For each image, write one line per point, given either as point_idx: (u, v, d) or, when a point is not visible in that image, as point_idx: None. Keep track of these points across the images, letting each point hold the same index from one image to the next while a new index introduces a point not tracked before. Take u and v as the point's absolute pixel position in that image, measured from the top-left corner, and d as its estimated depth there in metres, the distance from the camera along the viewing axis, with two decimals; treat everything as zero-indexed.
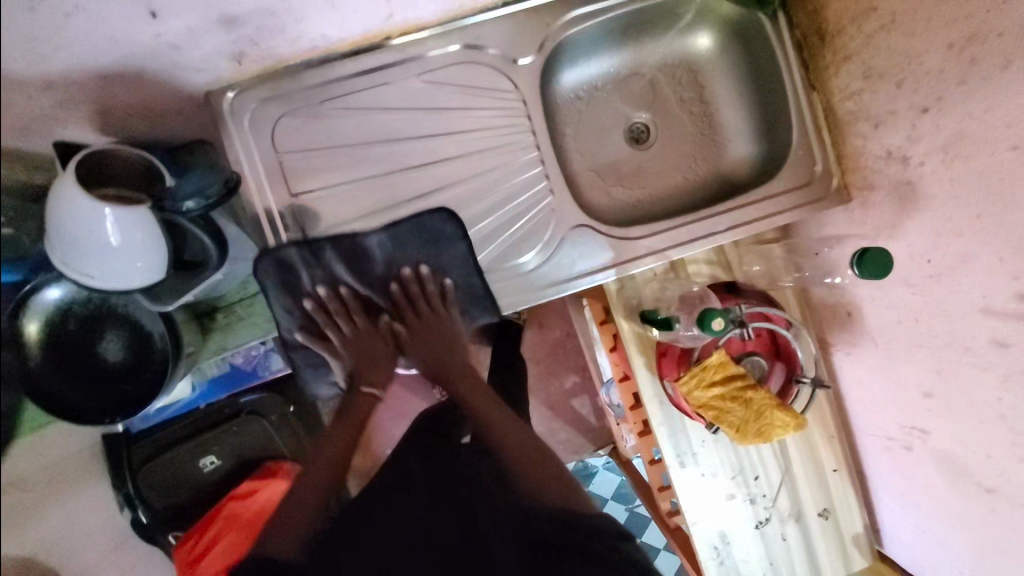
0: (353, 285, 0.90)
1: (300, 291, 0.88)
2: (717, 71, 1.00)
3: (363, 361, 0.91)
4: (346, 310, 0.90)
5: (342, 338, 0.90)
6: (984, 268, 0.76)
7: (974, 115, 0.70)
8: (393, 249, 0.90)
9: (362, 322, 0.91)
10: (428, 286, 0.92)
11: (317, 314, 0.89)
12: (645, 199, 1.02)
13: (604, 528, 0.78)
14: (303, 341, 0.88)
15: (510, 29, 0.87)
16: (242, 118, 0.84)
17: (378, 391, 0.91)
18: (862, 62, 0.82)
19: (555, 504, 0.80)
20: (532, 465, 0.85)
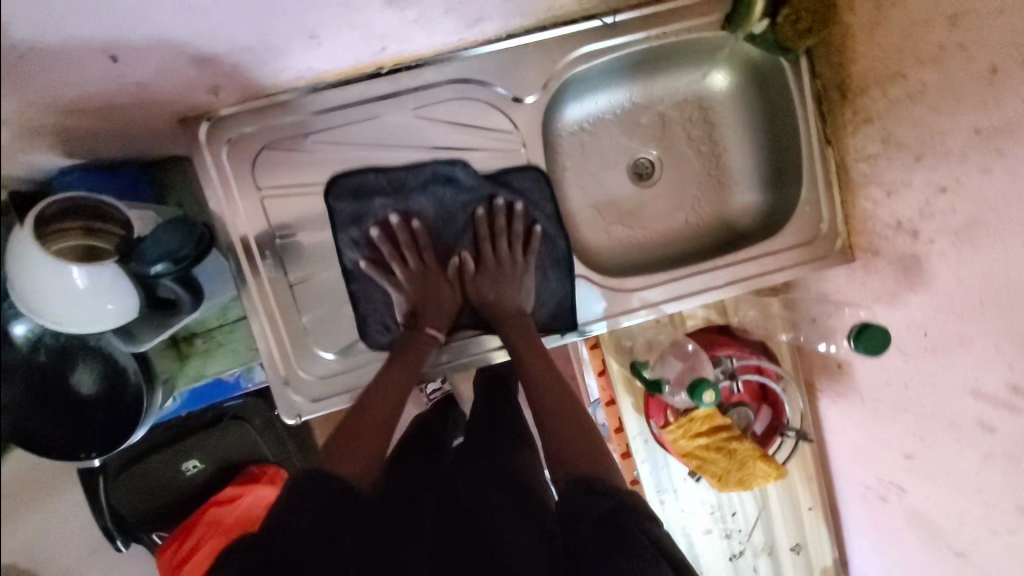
0: (428, 219, 0.86)
1: (378, 222, 0.84)
2: (730, 112, 0.96)
3: (431, 292, 0.85)
4: (417, 244, 0.85)
5: (412, 270, 0.85)
6: (980, 353, 0.75)
7: (991, 204, 0.67)
8: (471, 184, 0.85)
9: (433, 258, 0.86)
10: (503, 230, 0.87)
11: (385, 245, 0.84)
12: (643, 241, 0.98)
13: (625, 501, 0.60)
14: (366, 268, 0.83)
15: (513, 64, 0.81)
16: (221, 149, 0.78)
17: (439, 333, 0.83)
18: (882, 127, 0.78)
19: (586, 463, 0.67)
20: (578, 444, 0.70)
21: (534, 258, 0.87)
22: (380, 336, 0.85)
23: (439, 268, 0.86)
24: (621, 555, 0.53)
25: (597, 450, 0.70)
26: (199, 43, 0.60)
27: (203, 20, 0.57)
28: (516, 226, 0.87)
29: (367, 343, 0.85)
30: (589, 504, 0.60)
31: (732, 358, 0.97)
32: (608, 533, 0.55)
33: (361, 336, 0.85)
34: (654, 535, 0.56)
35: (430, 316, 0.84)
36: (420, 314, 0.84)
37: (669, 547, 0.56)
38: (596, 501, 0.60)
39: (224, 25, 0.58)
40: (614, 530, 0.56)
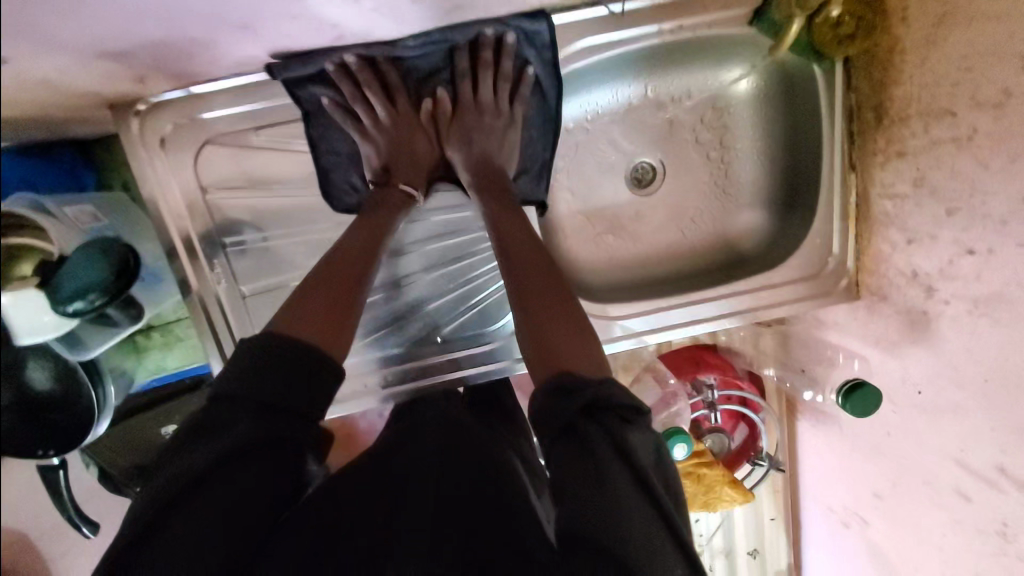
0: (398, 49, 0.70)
1: (344, 78, 0.69)
2: (749, 118, 0.83)
3: (407, 147, 0.73)
4: (386, 84, 0.71)
5: (384, 112, 0.72)
6: (972, 426, 0.71)
7: (1019, 282, 0.59)
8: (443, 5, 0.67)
9: (405, 103, 0.72)
10: (490, 72, 0.72)
11: (357, 84, 0.70)
12: (635, 257, 0.90)
13: (600, 393, 0.51)
14: (332, 114, 0.71)
15: None
16: (160, 141, 0.70)
17: (415, 193, 0.73)
18: (915, 166, 0.67)
19: (566, 345, 0.56)
20: (565, 318, 0.59)
21: (523, 107, 0.75)
22: (347, 197, 0.76)
23: (417, 112, 0.73)
24: (584, 482, 0.47)
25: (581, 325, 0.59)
26: (109, 44, 0.49)
27: (109, 24, 0.46)
28: (504, 35, 0.70)
29: (332, 201, 0.76)
30: (560, 403, 0.51)
31: (713, 387, 0.93)
32: (573, 444, 0.49)
33: (326, 196, 0.75)
34: (622, 438, 0.49)
35: (403, 167, 0.73)
36: (393, 171, 0.73)
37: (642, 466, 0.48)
38: (565, 400, 0.51)
39: (134, 26, 0.48)
40: (580, 438, 0.49)
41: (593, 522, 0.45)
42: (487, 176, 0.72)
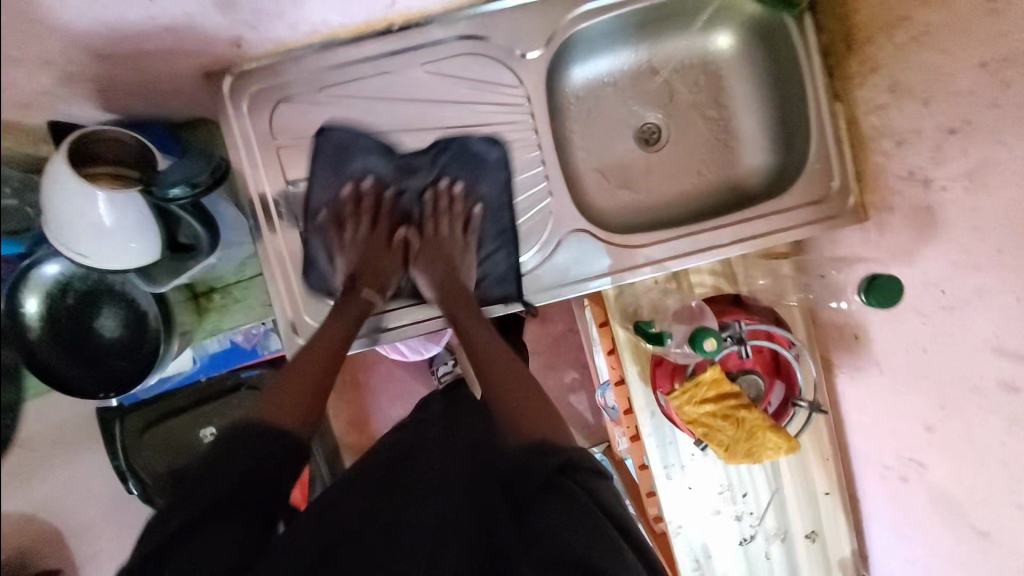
0: (387, 183, 0.88)
1: (340, 176, 0.86)
2: (736, 75, 0.96)
3: (374, 264, 0.86)
4: (371, 212, 0.87)
5: (359, 235, 0.87)
6: (999, 306, 0.72)
7: (998, 145, 0.67)
8: (422, 162, 0.87)
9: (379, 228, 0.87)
10: (451, 210, 0.88)
11: (346, 205, 0.86)
12: (646, 206, 0.99)
13: (570, 459, 0.70)
14: (322, 225, 0.86)
15: (518, 21, 0.84)
16: (241, 100, 0.83)
17: (376, 297, 0.85)
18: (890, 75, 0.77)
19: (538, 424, 0.74)
20: (534, 404, 0.77)
21: (474, 238, 0.88)
22: (322, 282, 0.86)
23: (385, 240, 0.88)
24: (560, 516, 0.63)
25: (544, 410, 0.76)
26: None
27: None
28: (475, 155, 0.87)
29: (306, 282, 0.86)
30: (538, 461, 0.68)
31: (741, 323, 0.95)
32: (555, 499, 0.65)
33: (302, 279, 0.86)
34: (589, 485, 0.68)
35: (371, 275, 0.86)
36: (360, 278, 0.85)
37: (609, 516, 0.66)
38: (541, 460, 0.68)
39: None
40: (561, 494, 0.65)
41: (564, 540, 0.61)
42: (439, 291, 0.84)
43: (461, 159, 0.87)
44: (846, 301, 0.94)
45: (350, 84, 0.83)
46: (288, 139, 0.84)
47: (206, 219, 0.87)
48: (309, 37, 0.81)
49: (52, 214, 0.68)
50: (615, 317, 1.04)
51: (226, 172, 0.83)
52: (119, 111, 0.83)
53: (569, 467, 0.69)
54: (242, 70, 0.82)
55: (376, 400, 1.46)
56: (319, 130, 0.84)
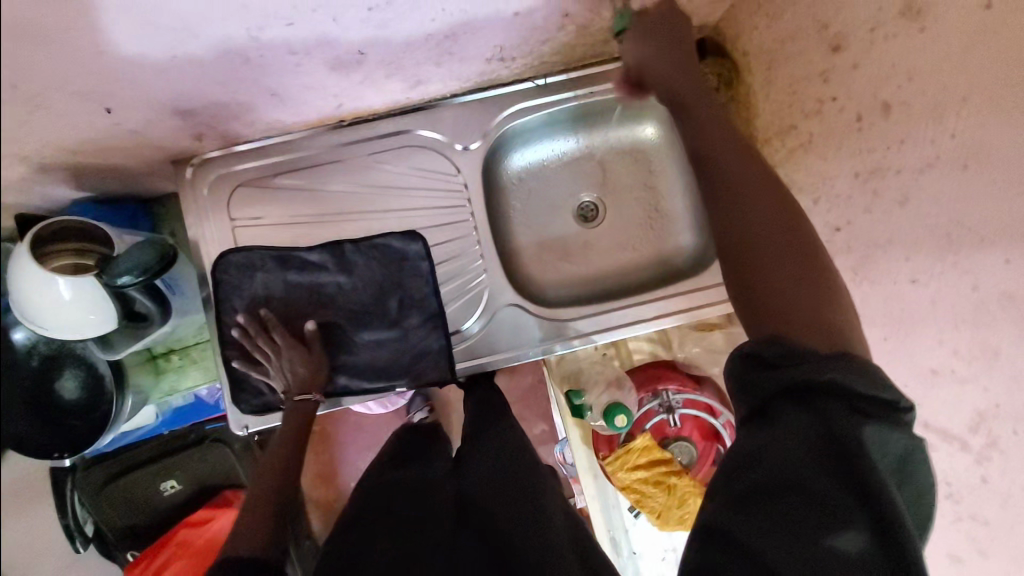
0: (308, 291, 0.92)
1: (242, 304, 0.90)
2: (668, 162, 1.05)
3: (296, 371, 0.86)
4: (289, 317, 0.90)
5: (270, 353, 0.87)
6: (893, 387, 0.75)
7: (877, 243, 0.72)
8: (342, 266, 0.92)
9: (298, 332, 0.89)
10: (364, 297, 0.92)
11: (243, 342, 0.88)
12: (584, 278, 1.05)
13: (839, 376, 0.49)
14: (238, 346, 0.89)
15: (459, 118, 0.95)
16: (205, 187, 0.92)
17: (318, 397, 0.87)
18: (785, 174, 0.86)
19: (805, 325, 0.53)
20: (785, 298, 0.55)
21: (409, 325, 0.92)
22: (258, 398, 0.91)
23: (294, 342, 0.87)
24: (780, 459, 0.50)
25: (803, 256, 0.57)
26: (182, 100, 0.74)
27: (187, 82, 0.69)
28: (387, 250, 0.92)
29: (245, 404, 0.91)
30: (765, 376, 0.52)
31: (671, 391, 1.02)
32: (780, 428, 0.51)
33: (234, 402, 0.91)
34: (846, 432, 0.48)
35: (293, 387, 0.86)
36: (290, 387, 0.86)
37: (863, 460, 0.47)
38: (769, 372, 0.52)
39: (197, 88, 0.71)
40: (793, 416, 0.50)
41: (788, 505, 0.49)
42: (374, 371, 0.92)
43: (378, 254, 0.92)
44: None
45: (311, 171, 0.94)
46: (246, 219, 0.93)
47: (162, 298, 0.91)
48: (268, 131, 0.91)
49: (19, 291, 0.77)
50: (559, 384, 1.07)
51: (174, 257, 0.85)
52: (96, 191, 0.92)
53: (816, 401, 0.49)
54: (215, 161, 0.93)
55: (343, 452, 1.47)
56: (278, 212, 0.94)
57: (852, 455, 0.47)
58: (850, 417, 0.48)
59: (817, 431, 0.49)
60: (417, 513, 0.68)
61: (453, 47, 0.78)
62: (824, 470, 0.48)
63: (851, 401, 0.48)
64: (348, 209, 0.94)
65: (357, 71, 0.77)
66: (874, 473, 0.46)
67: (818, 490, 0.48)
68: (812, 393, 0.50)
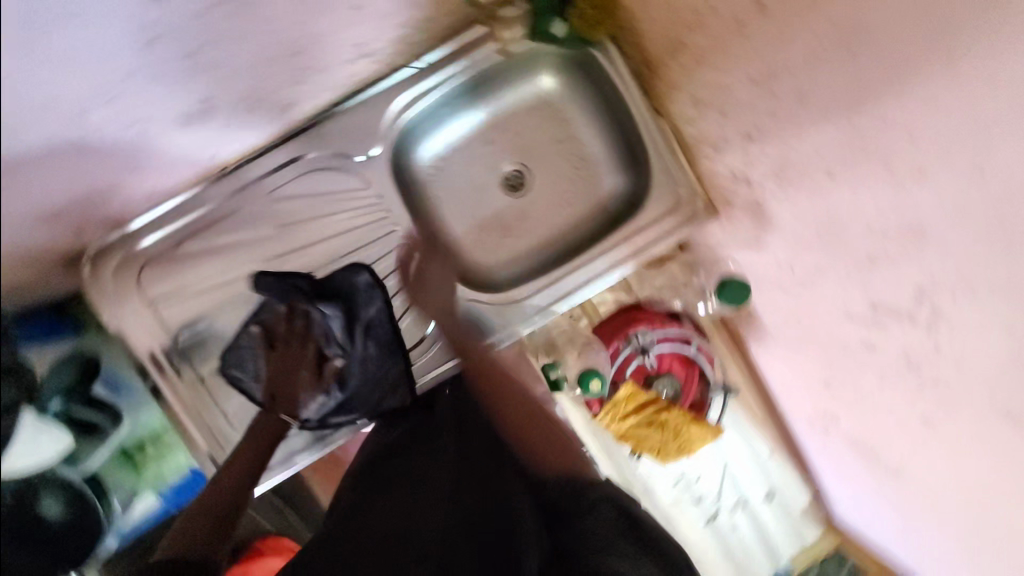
0: (317, 320, 0.90)
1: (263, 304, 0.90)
2: (578, 106, 1.02)
3: (291, 384, 0.90)
4: (300, 335, 0.91)
5: (286, 351, 0.91)
6: (837, 279, 0.76)
7: (788, 142, 0.72)
8: (348, 298, 0.89)
9: (308, 355, 0.91)
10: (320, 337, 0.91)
11: (279, 321, 0.91)
12: (528, 249, 1.04)
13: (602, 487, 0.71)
14: (252, 334, 0.90)
15: (347, 125, 0.88)
16: (112, 275, 0.86)
17: (288, 420, 0.89)
18: (688, 92, 0.84)
19: (576, 463, 0.78)
20: (563, 452, 0.81)
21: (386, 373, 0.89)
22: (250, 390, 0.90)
23: (311, 364, 0.91)
24: (596, 535, 0.63)
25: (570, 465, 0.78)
26: None
27: None
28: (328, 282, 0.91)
29: (199, 433, 0.89)
30: (577, 498, 0.69)
31: (643, 334, 1.03)
32: (583, 516, 0.66)
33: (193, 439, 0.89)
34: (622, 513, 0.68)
35: (286, 399, 0.90)
36: (276, 398, 0.89)
37: (638, 526, 0.67)
38: (576, 496, 0.69)
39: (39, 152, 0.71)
40: (586, 511, 0.67)
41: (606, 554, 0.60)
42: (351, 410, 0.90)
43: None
44: (703, 305, 1.06)
45: (218, 227, 0.89)
46: (165, 299, 0.89)
47: (106, 404, 0.86)
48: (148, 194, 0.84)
49: None
50: (537, 360, 1.08)
51: (96, 362, 0.86)
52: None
53: (598, 506, 0.67)
54: (119, 243, 0.87)
55: None
56: (196, 281, 0.89)
57: (629, 519, 0.68)
58: (619, 527, 0.66)
59: (603, 518, 0.65)
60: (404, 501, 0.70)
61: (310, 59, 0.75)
62: (622, 536, 0.64)
63: (575, 501, 0.68)
64: (272, 254, 0.90)
65: (215, 116, 0.79)
66: (639, 519, 0.68)
67: (615, 547, 0.62)
68: (588, 502, 0.68)
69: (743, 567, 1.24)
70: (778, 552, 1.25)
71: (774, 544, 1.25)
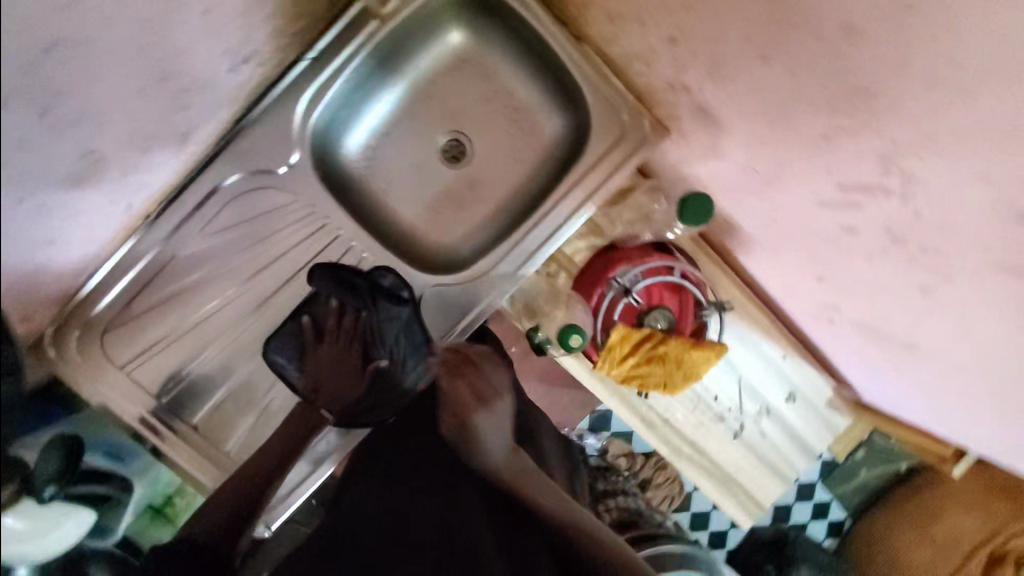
0: (369, 319, 0.84)
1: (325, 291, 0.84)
2: (499, 53, 0.96)
3: (336, 382, 0.84)
4: (344, 334, 0.84)
5: (336, 344, 0.84)
6: (801, 170, 0.71)
7: (713, 35, 0.65)
8: (394, 311, 0.84)
9: (354, 357, 0.84)
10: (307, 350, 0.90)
11: (328, 316, 0.84)
12: (486, 217, 1.00)
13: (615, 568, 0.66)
14: (303, 323, 0.84)
15: (260, 138, 0.82)
16: (79, 353, 0.84)
17: (326, 418, 0.87)
18: (602, 8, 0.77)
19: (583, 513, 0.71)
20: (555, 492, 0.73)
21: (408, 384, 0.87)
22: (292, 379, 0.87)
23: (358, 367, 0.85)
24: None
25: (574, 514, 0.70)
26: None
27: None
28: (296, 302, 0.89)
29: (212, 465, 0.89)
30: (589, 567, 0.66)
31: (623, 273, 0.99)
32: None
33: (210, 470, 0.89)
34: None
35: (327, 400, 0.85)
36: (319, 395, 0.85)
37: None
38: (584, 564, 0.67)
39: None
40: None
41: None
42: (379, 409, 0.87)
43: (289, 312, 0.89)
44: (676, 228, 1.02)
45: (166, 276, 0.85)
46: (137, 363, 0.87)
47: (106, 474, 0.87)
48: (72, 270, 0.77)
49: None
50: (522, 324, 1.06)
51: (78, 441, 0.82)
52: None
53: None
54: (72, 321, 0.83)
55: None
56: (161, 336, 0.87)
57: None
58: None
59: None
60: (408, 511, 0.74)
61: (195, 91, 0.68)
62: None
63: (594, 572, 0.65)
64: (229, 289, 0.87)
65: (105, 173, 0.64)
66: None
67: None
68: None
69: (778, 472, 1.24)
70: (811, 451, 1.24)
71: (806, 441, 1.24)
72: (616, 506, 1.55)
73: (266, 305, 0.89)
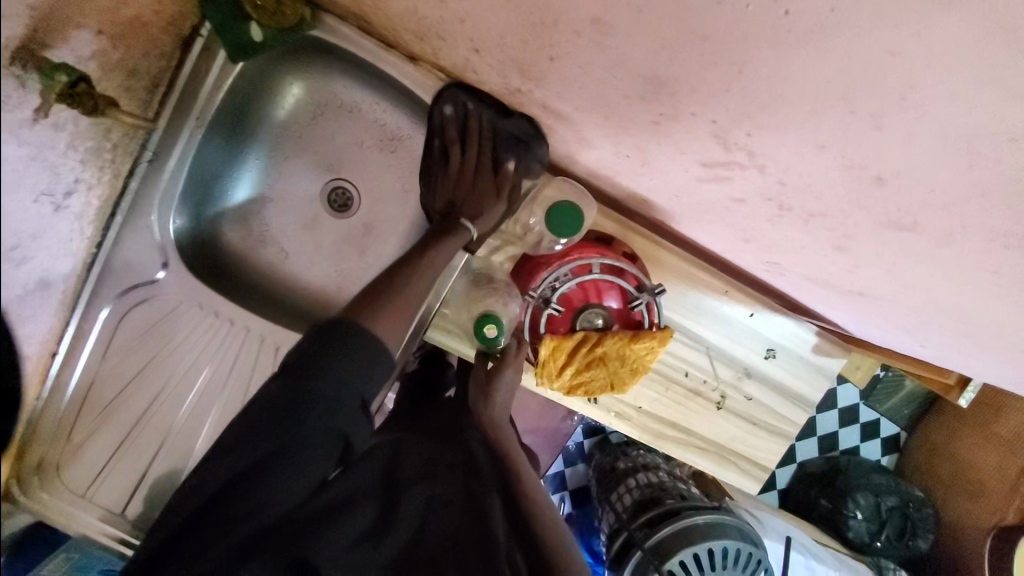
0: (489, 125, 0.80)
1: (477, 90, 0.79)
2: (353, 88, 0.89)
3: (472, 189, 0.80)
4: (470, 144, 0.80)
5: (462, 159, 0.81)
6: (659, 152, 0.62)
7: (502, 43, 0.58)
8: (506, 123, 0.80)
9: (484, 168, 0.80)
10: None
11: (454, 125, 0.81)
12: (392, 258, 0.97)
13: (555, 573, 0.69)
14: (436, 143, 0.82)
15: (129, 254, 0.83)
16: (41, 491, 0.87)
17: (471, 228, 0.79)
18: (406, 27, 0.69)
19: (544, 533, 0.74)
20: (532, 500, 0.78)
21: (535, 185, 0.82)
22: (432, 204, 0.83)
23: (492, 176, 0.80)
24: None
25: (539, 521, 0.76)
26: None
27: None
28: (220, 391, 0.90)
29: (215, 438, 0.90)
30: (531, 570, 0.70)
31: (540, 283, 0.92)
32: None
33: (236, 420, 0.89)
34: None
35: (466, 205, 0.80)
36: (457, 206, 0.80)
37: None
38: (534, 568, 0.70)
39: None
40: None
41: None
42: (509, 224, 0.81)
43: (219, 402, 0.90)
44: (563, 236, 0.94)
45: (94, 402, 0.87)
46: (95, 486, 0.90)
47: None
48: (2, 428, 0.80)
49: None
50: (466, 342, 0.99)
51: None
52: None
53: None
54: (23, 468, 0.86)
55: None
56: (106, 457, 0.89)
57: None
58: None
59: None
60: (434, 524, 0.71)
61: (28, 241, 0.63)
62: None
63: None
64: (156, 398, 0.89)
65: None
66: None
67: None
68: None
69: (776, 430, 1.16)
70: (809, 401, 1.15)
71: (801, 394, 1.14)
72: (636, 485, 1.47)
73: (197, 399, 0.90)
